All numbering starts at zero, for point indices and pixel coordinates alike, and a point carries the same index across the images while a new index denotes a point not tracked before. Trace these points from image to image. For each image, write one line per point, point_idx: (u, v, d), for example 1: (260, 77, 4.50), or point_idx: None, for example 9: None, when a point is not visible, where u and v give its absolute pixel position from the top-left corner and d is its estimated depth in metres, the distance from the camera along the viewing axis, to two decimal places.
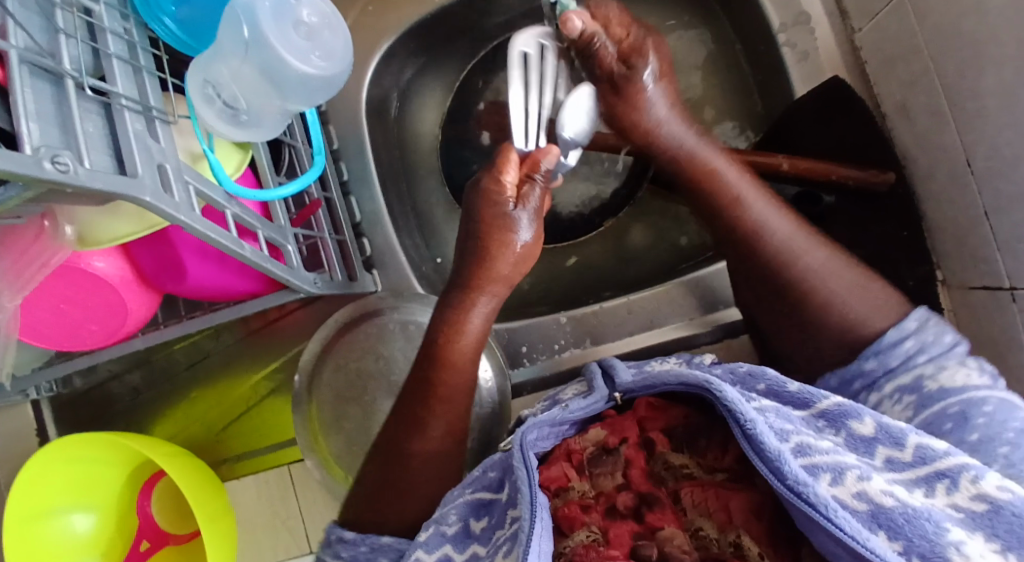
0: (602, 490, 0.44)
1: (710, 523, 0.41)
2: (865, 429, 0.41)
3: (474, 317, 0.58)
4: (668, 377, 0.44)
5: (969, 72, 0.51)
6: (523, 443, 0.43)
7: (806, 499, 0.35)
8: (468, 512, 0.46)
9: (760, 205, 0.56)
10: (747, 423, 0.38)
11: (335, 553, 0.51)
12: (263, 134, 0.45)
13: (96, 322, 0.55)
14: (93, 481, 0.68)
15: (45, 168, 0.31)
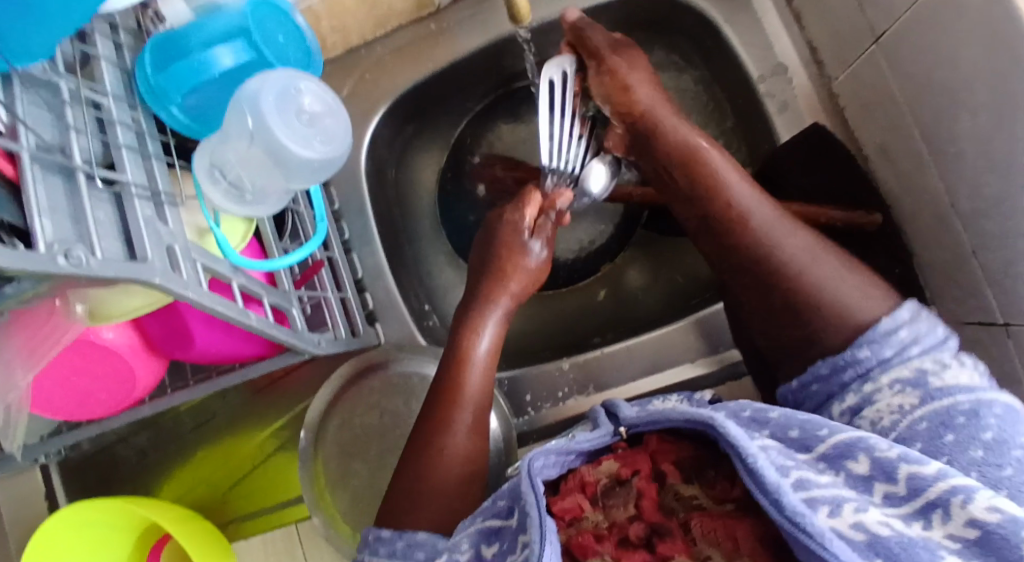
0: (614, 522, 0.42)
1: (719, 552, 0.38)
2: (861, 468, 0.39)
3: (481, 340, 0.59)
4: (674, 415, 0.43)
5: (945, 119, 0.53)
6: (532, 473, 0.43)
7: (806, 529, 0.34)
8: (480, 540, 0.45)
9: (790, 242, 0.53)
10: (750, 459, 0.37)
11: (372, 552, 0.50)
12: (264, 211, 0.47)
13: (105, 390, 0.56)
14: (104, 542, 0.68)
15: (59, 264, 0.33)
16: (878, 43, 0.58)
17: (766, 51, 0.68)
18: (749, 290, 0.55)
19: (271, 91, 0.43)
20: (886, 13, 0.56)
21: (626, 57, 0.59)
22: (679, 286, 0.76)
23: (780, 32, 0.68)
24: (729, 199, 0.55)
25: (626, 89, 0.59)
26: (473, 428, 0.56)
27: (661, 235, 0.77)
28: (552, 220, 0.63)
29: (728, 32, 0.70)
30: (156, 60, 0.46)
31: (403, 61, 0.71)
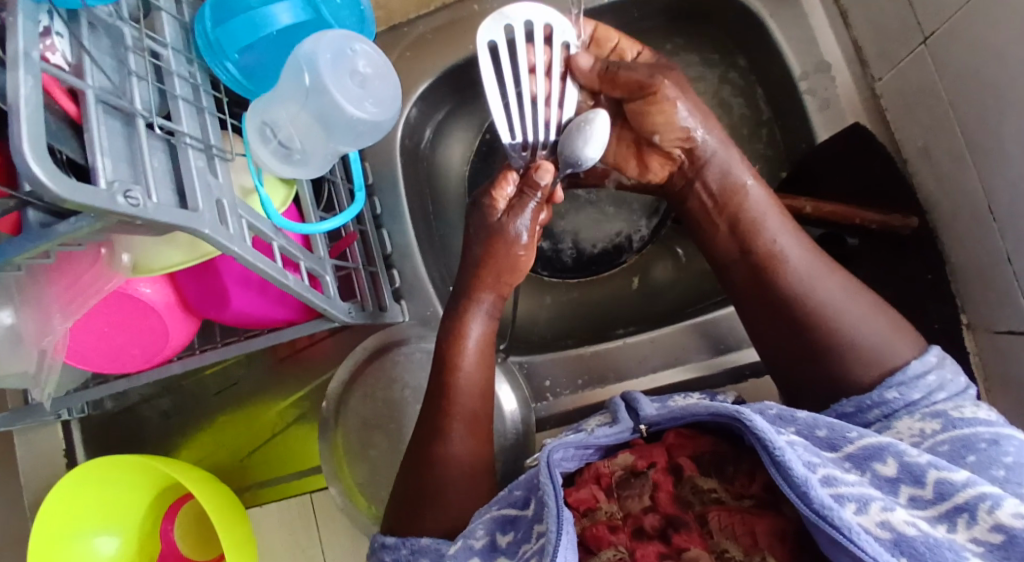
0: (629, 514, 0.42)
1: (736, 545, 0.39)
2: (887, 470, 0.39)
3: (471, 329, 0.59)
4: (696, 407, 0.43)
5: (991, 120, 0.52)
6: (551, 463, 0.43)
7: (834, 522, 0.34)
8: (495, 528, 0.45)
9: (812, 275, 0.52)
10: (777, 449, 0.37)
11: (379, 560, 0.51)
12: (311, 175, 0.47)
13: (139, 345, 0.57)
14: (122, 500, 0.69)
15: (117, 202, 0.33)
16: (926, 42, 0.57)
17: (810, 46, 0.68)
18: (773, 333, 0.54)
19: (327, 51, 0.44)
20: (937, 12, 0.55)
21: (671, 77, 0.54)
22: (705, 282, 0.75)
23: (824, 29, 0.68)
24: (720, 174, 0.56)
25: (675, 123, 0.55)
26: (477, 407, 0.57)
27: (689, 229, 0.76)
28: (535, 202, 0.59)
29: (772, 27, 0.69)
30: (214, 16, 0.46)
31: (445, 40, 0.71)
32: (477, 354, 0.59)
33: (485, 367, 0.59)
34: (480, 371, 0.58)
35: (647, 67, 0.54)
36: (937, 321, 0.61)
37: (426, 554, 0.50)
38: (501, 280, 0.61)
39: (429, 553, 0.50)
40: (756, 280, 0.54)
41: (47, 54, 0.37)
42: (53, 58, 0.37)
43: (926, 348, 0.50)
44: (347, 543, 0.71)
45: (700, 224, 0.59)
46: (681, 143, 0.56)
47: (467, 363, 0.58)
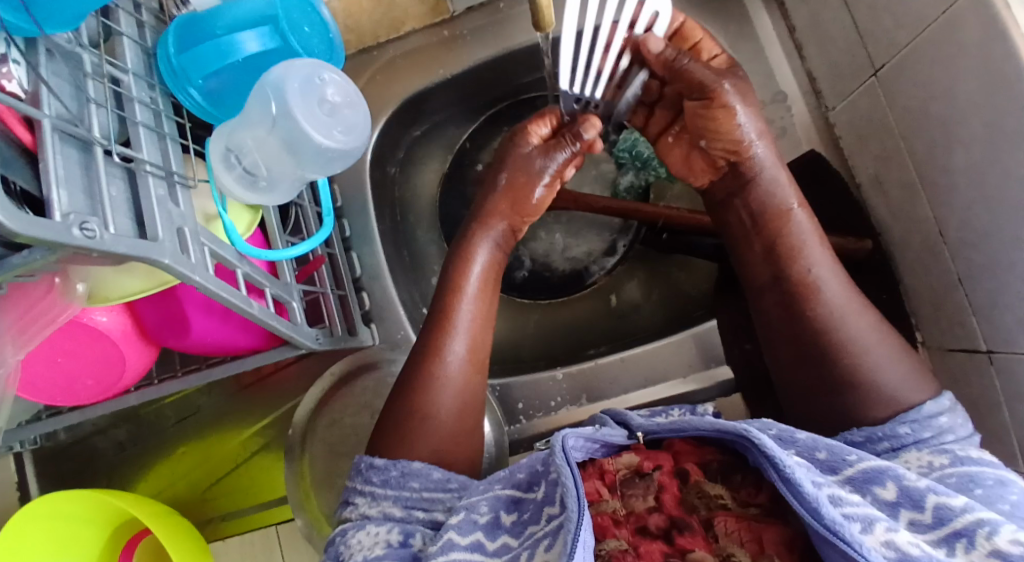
0: (632, 511, 0.44)
1: (743, 550, 0.40)
2: (888, 494, 0.41)
3: (455, 343, 0.56)
4: (701, 423, 0.43)
5: (939, 150, 0.55)
6: (567, 450, 0.43)
7: (845, 537, 0.36)
8: (499, 506, 0.46)
9: (849, 315, 0.52)
10: (786, 469, 0.38)
11: (364, 480, 0.50)
12: (277, 201, 0.47)
13: (93, 375, 0.55)
14: (78, 537, 0.66)
15: (73, 235, 0.32)
16: (877, 76, 0.60)
17: (767, 77, 0.70)
18: (798, 359, 0.54)
19: (296, 79, 0.43)
20: (886, 47, 0.58)
21: (736, 83, 0.55)
22: (673, 303, 0.77)
23: (782, 61, 0.70)
24: (760, 201, 0.56)
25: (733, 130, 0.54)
26: (463, 430, 0.55)
27: (657, 251, 0.77)
28: (572, 147, 0.62)
29: (732, 57, 0.71)
30: (180, 42, 0.46)
31: (413, 66, 0.71)
32: (465, 359, 0.56)
33: (477, 380, 0.57)
34: (462, 389, 0.56)
35: (713, 72, 0.55)
36: (893, 341, 0.63)
37: (416, 477, 0.49)
38: (495, 269, 0.62)
39: (420, 477, 0.49)
40: (783, 306, 0.55)
41: (2, 81, 0.35)
42: (7, 86, 0.35)
43: (938, 395, 0.49)
44: None
45: (737, 244, 0.59)
46: (728, 155, 0.57)
47: (454, 384, 0.55)
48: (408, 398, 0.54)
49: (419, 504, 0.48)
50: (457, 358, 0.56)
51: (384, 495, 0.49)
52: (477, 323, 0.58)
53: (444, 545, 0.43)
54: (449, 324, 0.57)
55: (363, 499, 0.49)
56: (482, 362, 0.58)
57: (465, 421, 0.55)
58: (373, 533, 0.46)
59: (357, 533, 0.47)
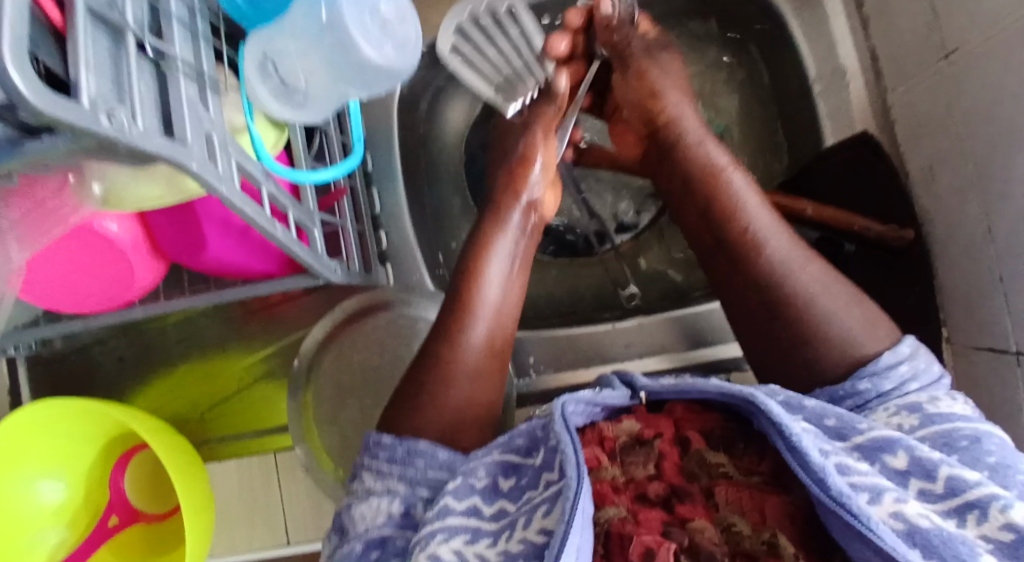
0: (632, 478, 0.42)
1: (744, 521, 0.39)
2: (898, 463, 0.39)
3: (488, 292, 0.56)
4: (707, 385, 0.42)
5: (1000, 149, 0.51)
6: (566, 418, 0.42)
7: (852, 509, 0.34)
8: (497, 471, 0.44)
9: (800, 273, 0.51)
10: (795, 436, 0.37)
11: (370, 456, 0.47)
12: (313, 117, 0.44)
13: (99, 285, 0.53)
14: (70, 444, 0.65)
15: (101, 123, 0.30)
16: (946, 60, 0.56)
17: (830, 51, 0.66)
18: (756, 327, 0.52)
19: None
20: (961, 29, 0.53)
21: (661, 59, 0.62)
22: (696, 274, 0.74)
23: (845, 32, 0.65)
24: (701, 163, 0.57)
25: (657, 95, 0.60)
26: (478, 401, 0.52)
27: None
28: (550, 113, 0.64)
29: (794, 23, 0.68)
30: None
31: None
32: (490, 320, 0.55)
33: (499, 358, 0.55)
34: (490, 349, 0.54)
35: (643, 46, 0.62)
36: (919, 335, 0.61)
37: (421, 455, 0.46)
38: (521, 259, 0.59)
39: (425, 456, 0.46)
40: (731, 270, 0.54)
41: None
42: None
43: (901, 337, 0.48)
44: (309, 509, 0.69)
45: (677, 208, 0.59)
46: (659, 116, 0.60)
47: (475, 342, 0.54)
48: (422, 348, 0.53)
49: (424, 482, 0.45)
50: (479, 343, 0.54)
51: (388, 471, 0.46)
52: (503, 314, 0.56)
53: (440, 511, 0.41)
54: (471, 307, 0.55)
55: (368, 474, 0.46)
56: (504, 349, 0.56)
57: (486, 386, 0.53)
58: (375, 505, 0.44)
59: (359, 506, 0.45)
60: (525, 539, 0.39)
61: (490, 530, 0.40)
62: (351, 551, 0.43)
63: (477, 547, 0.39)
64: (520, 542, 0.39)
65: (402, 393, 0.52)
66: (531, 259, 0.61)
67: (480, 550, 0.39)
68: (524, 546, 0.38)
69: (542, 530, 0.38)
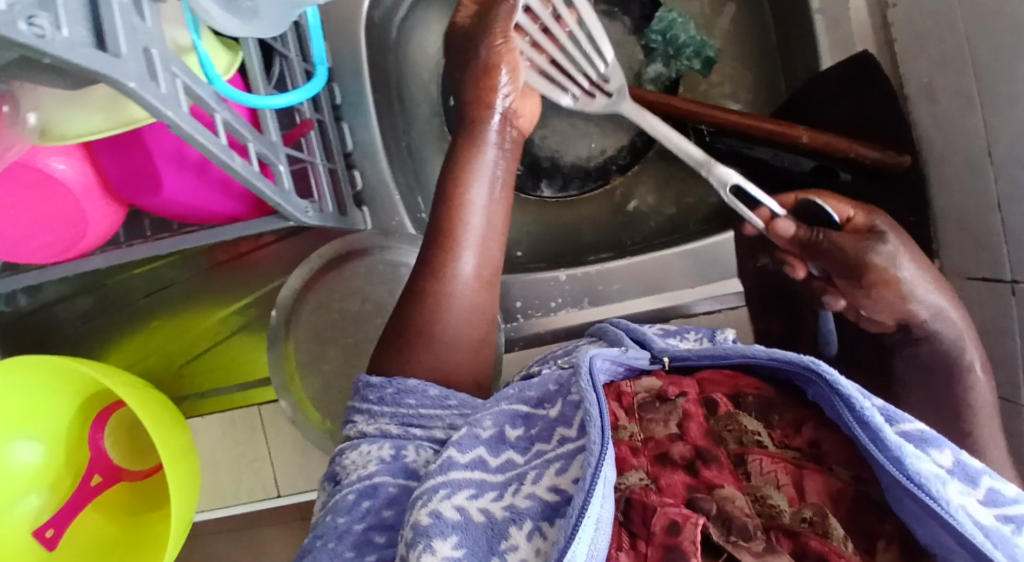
0: (652, 436, 0.39)
1: (780, 494, 0.35)
2: (944, 459, 0.33)
3: (463, 260, 0.51)
4: (754, 350, 0.38)
5: (1008, 58, 0.48)
6: (593, 373, 0.38)
7: (930, 492, 0.30)
8: (504, 420, 0.41)
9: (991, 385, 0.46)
10: (864, 411, 0.32)
11: (362, 398, 0.46)
12: (262, 31, 0.42)
13: (53, 232, 0.49)
14: (41, 406, 0.63)
15: (21, 30, 0.26)
16: None
17: None
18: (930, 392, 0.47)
19: None
20: None
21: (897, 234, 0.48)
22: (684, 211, 0.72)
23: None
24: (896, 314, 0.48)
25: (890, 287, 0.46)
26: (470, 338, 0.50)
27: (677, 153, 0.72)
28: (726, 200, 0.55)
29: None
30: None
31: None
32: (475, 276, 0.51)
33: (488, 289, 0.52)
34: (479, 286, 0.51)
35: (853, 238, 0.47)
36: None
37: (411, 394, 0.45)
38: (504, 177, 0.54)
39: (416, 393, 0.45)
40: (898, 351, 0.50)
41: None
42: None
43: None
44: (297, 461, 0.67)
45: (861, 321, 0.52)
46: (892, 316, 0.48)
47: (462, 296, 0.50)
48: (410, 318, 0.50)
49: (417, 420, 0.44)
50: (467, 275, 0.50)
51: (381, 412, 0.45)
52: (494, 238, 0.53)
53: (443, 465, 0.39)
54: (456, 239, 0.51)
55: (361, 416, 0.46)
56: (494, 279, 0.52)
57: (477, 330, 0.51)
58: (365, 451, 0.43)
59: (352, 453, 0.44)
60: (534, 494, 0.36)
61: (494, 484, 0.38)
62: (344, 501, 0.41)
63: (481, 501, 0.37)
64: (527, 498, 0.36)
65: (392, 331, 0.50)
66: (515, 177, 0.55)
67: (485, 504, 0.37)
68: (531, 504, 0.36)
69: (553, 488, 0.36)
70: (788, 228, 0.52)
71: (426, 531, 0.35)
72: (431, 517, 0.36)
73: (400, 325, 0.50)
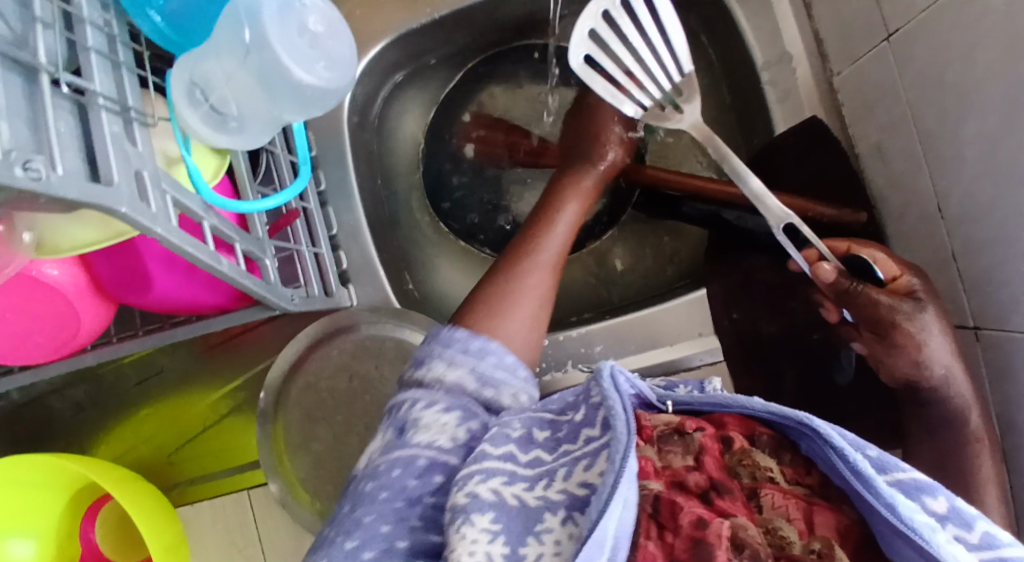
0: (669, 466, 0.37)
1: (790, 526, 0.33)
2: (937, 507, 0.32)
3: (537, 277, 0.54)
4: (752, 402, 0.36)
5: (947, 120, 0.52)
6: (615, 379, 0.39)
7: (922, 538, 0.30)
8: (532, 424, 0.41)
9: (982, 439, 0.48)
10: (857, 462, 0.32)
11: (426, 360, 0.46)
12: (250, 141, 0.44)
13: (44, 333, 0.51)
14: (31, 502, 0.63)
15: (16, 175, 0.28)
16: (889, 41, 0.56)
17: (774, 36, 0.67)
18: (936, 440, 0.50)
19: (273, 7, 0.41)
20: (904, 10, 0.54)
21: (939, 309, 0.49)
22: (661, 270, 0.75)
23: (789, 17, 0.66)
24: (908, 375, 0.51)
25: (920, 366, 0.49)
26: (529, 347, 0.52)
27: (647, 215, 0.75)
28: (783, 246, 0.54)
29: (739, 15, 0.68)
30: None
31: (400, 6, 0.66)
32: (541, 292, 0.53)
33: (548, 306, 0.54)
34: (546, 304, 0.53)
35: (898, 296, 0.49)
36: None
37: (495, 356, 0.47)
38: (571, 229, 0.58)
39: (485, 376, 0.46)
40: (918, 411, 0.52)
41: None
42: None
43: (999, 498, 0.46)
44: (286, 539, 0.69)
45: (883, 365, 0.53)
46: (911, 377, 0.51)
47: (528, 301, 0.52)
48: (488, 308, 0.51)
49: (474, 406, 0.45)
50: (538, 290, 0.53)
51: (443, 387, 0.44)
52: (558, 269, 0.56)
53: (476, 457, 0.39)
54: (537, 253, 0.55)
55: (421, 383, 0.45)
56: (552, 301, 0.55)
57: (537, 346, 0.52)
58: (426, 419, 0.43)
59: (413, 412, 0.43)
60: (565, 489, 0.36)
61: (526, 476, 0.37)
62: (392, 474, 0.40)
63: (514, 488, 0.37)
64: (559, 492, 0.36)
65: (466, 312, 0.51)
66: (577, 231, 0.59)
67: (518, 492, 0.36)
68: (563, 496, 0.36)
69: (583, 483, 0.35)
70: (829, 274, 0.53)
71: (463, 508, 0.35)
72: (468, 496, 0.36)
73: (479, 307, 0.51)
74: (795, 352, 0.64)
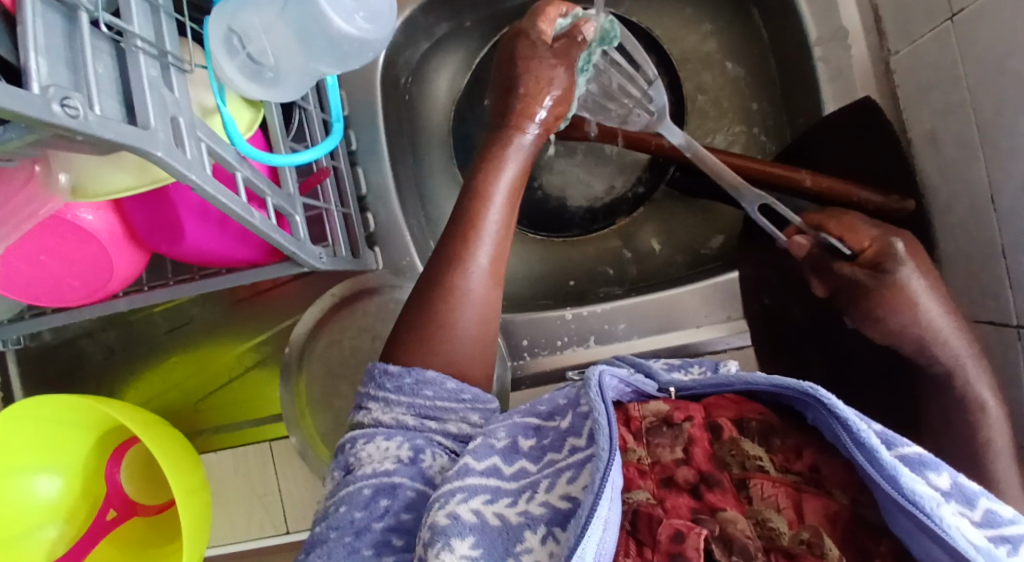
0: (658, 460, 0.40)
1: (780, 517, 0.35)
2: (941, 482, 0.33)
3: (478, 255, 0.52)
4: (755, 378, 0.38)
5: (1008, 108, 0.49)
6: (602, 387, 0.39)
7: (924, 509, 0.30)
8: (518, 432, 0.42)
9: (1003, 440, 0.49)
10: (861, 433, 0.33)
11: (376, 385, 0.47)
12: (284, 93, 0.44)
13: (79, 276, 0.51)
14: (62, 440, 0.65)
15: (54, 112, 0.28)
16: (953, 20, 0.53)
17: (829, 11, 0.62)
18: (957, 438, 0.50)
19: None
20: None
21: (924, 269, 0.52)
22: (690, 250, 0.73)
23: None
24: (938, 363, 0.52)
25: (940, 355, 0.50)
26: (481, 336, 0.51)
27: (681, 194, 0.73)
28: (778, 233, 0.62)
29: None
30: None
31: None
32: (488, 273, 0.52)
33: (499, 286, 0.53)
34: (490, 283, 0.52)
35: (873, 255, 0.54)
36: None
37: (429, 386, 0.46)
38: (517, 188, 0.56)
39: (433, 386, 0.46)
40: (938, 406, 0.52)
41: None
42: None
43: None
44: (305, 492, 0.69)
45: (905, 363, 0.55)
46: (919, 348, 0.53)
47: (475, 290, 0.51)
48: (426, 306, 0.50)
49: (431, 413, 0.46)
50: (482, 270, 0.51)
51: (397, 401, 0.46)
52: (505, 239, 0.54)
53: (459, 471, 0.40)
54: (479, 232, 0.52)
55: (376, 404, 0.47)
56: (503, 275, 0.53)
57: (488, 330, 0.51)
58: (383, 446, 0.44)
59: (366, 445, 0.44)
60: (547, 502, 0.37)
61: (509, 491, 0.38)
62: (359, 495, 0.42)
63: (496, 506, 0.38)
64: (540, 505, 0.37)
65: (408, 320, 0.50)
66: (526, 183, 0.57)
67: (500, 509, 0.37)
68: (544, 510, 0.37)
69: (566, 496, 0.37)
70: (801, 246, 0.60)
71: (443, 530, 0.36)
72: (448, 518, 0.37)
73: (417, 318, 0.50)
74: (824, 340, 0.63)
